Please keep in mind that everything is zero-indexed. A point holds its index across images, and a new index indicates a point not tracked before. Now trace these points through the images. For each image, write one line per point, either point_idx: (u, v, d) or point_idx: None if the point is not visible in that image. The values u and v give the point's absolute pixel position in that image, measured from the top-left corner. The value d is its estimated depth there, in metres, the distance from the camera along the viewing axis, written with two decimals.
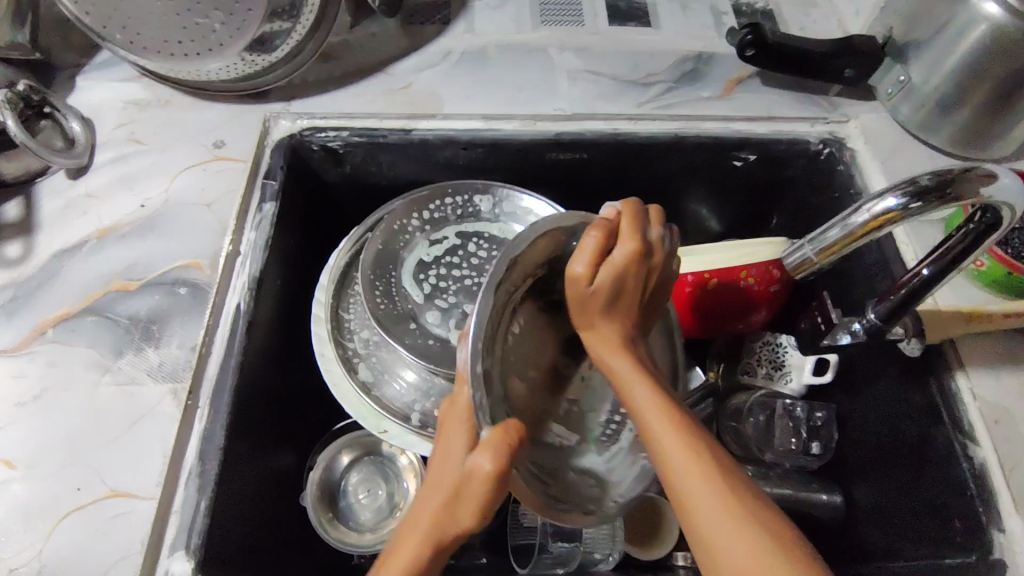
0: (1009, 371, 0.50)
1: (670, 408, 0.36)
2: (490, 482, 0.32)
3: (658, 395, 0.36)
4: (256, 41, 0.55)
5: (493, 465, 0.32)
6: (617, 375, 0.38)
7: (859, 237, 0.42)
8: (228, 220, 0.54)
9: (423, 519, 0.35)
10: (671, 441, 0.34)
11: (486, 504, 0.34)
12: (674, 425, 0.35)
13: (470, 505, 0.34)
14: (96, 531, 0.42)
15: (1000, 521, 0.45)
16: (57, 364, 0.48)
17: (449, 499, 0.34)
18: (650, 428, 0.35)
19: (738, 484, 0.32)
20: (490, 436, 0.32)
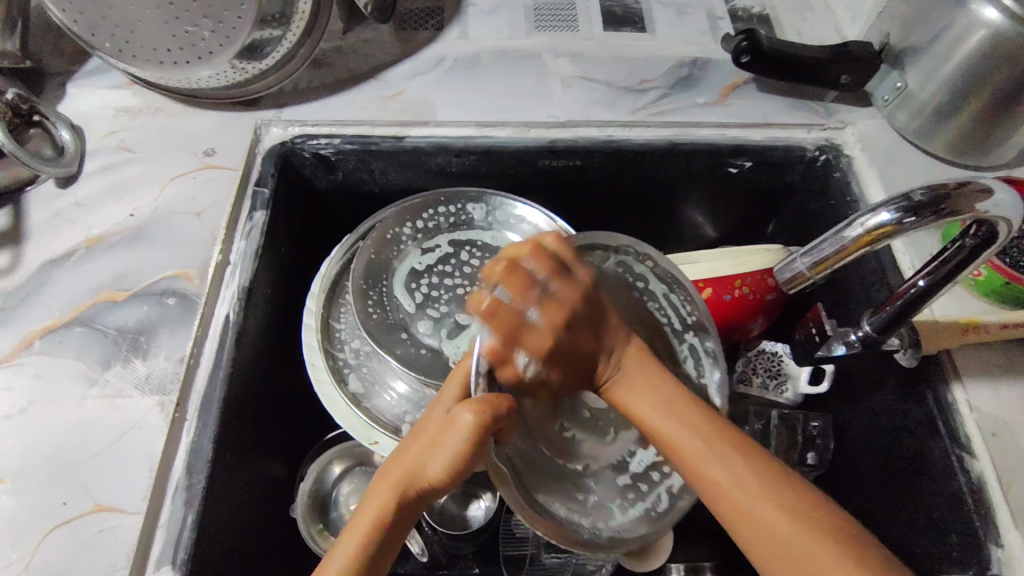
0: (1006, 383, 0.49)
1: (693, 422, 0.39)
2: (462, 444, 0.36)
3: (687, 423, 0.39)
4: (247, 49, 0.55)
5: (468, 426, 0.36)
6: (646, 416, 0.41)
7: (851, 252, 0.41)
8: (218, 229, 0.54)
9: (404, 463, 0.39)
10: (717, 466, 0.36)
11: (458, 470, 0.37)
12: (712, 441, 0.37)
13: (439, 462, 0.37)
14: (81, 547, 0.42)
15: (997, 536, 0.44)
16: (44, 376, 0.48)
17: (430, 450, 0.38)
18: (681, 447, 0.38)
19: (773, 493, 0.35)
20: (479, 399, 0.36)
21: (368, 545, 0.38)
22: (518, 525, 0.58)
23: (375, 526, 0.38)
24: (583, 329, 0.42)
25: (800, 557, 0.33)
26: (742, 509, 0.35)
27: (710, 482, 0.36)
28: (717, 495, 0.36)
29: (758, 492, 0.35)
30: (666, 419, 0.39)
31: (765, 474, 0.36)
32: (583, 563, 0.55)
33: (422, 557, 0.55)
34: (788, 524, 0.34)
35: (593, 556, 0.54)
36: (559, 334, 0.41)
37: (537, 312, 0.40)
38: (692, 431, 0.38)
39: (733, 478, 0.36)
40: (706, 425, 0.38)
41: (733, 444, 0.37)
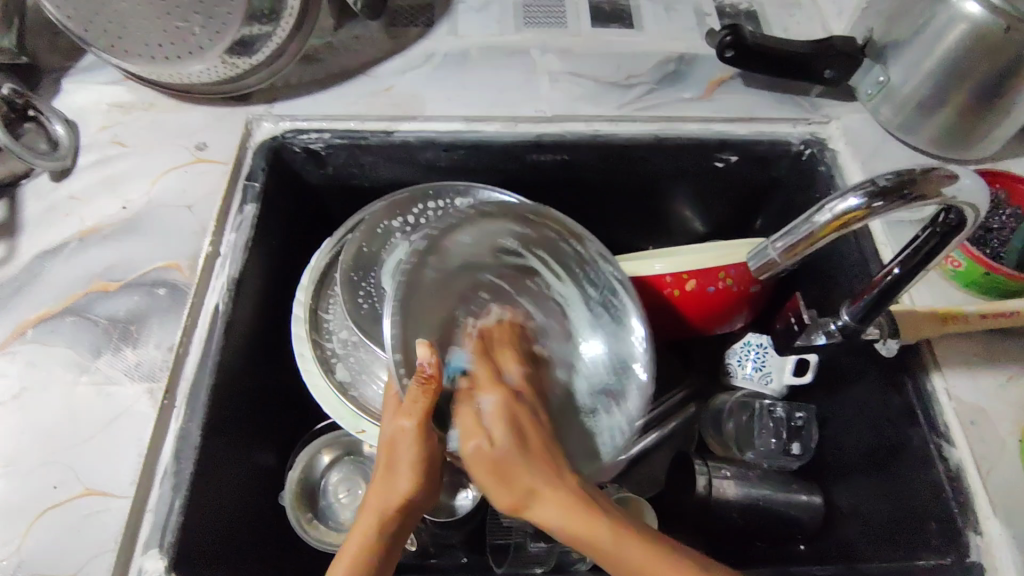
0: (985, 371, 0.49)
1: (588, 510, 0.37)
2: (415, 441, 0.42)
3: (576, 504, 0.37)
4: (238, 44, 0.56)
5: (414, 426, 0.42)
6: (528, 509, 0.38)
7: (821, 237, 0.43)
8: (209, 221, 0.55)
9: (378, 493, 0.42)
10: (628, 556, 0.35)
11: (426, 468, 0.42)
12: (600, 527, 0.36)
13: (409, 468, 0.42)
14: (71, 529, 0.42)
15: (976, 523, 0.45)
16: (37, 364, 0.49)
17: (397, 467, 0.42)
18: (581, 532, 0.36)
19: (689, 568, 0.34)
20: (409, 402, 0.42)
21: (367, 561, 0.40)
22: (505, 515, 0.57)
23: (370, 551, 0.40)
24: (491, 456, 0.39)
25: None
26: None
27: (650, 571, 0.34)
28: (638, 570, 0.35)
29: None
30: (557, 511, 0.37)
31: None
32: (567, 550, 0.54)
33: (411, 546, 0.57)
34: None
35: (577, 543, 0.54)
36: (500, 434, 0.41)
37: (487, 406, 0.43)
38: (579, 522, 0.36)
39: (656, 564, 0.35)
40: (609, 523, 0.36)
41: (627, 537, 0.35)
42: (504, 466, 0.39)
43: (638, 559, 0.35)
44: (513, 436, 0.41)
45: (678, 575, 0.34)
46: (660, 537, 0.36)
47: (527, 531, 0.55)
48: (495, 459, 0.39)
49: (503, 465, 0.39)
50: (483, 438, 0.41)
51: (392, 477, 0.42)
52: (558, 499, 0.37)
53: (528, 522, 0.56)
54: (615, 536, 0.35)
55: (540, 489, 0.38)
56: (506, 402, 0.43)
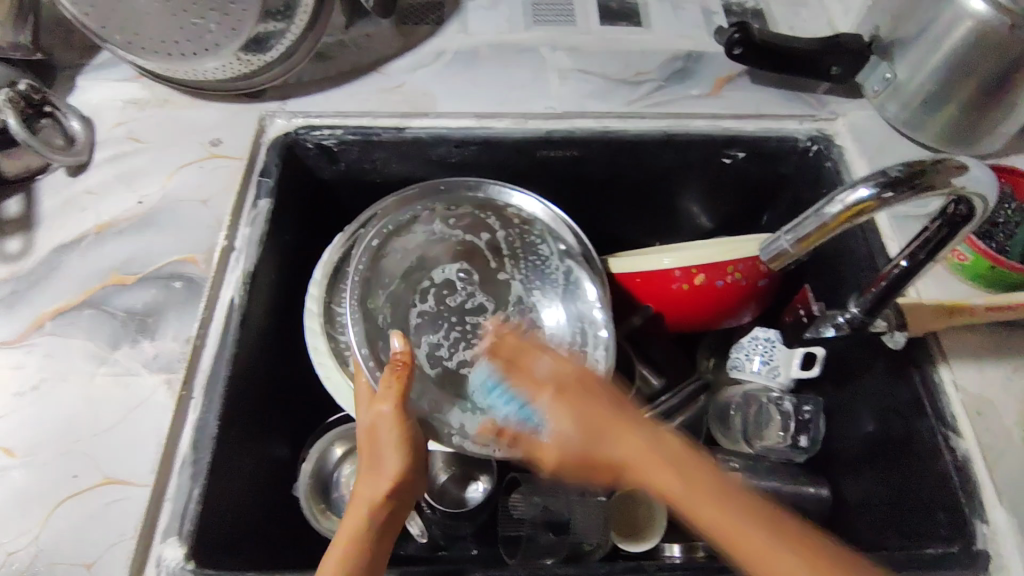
0: (991, 363, 0.50)
1: (675, 476, 0.38)
2: (394, 423, 0.45)
3: (671, 470, 0.38)
4: (252, 41, 0.57)
5: (393, 409, 0.45)
6: (637, 468, 0.40)
7: (832, 228, 0.43)
8: (224, 216, 0.56)
9: (366, 484, 0.44)
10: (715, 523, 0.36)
11: (410, 447, 0.45)
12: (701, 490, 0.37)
13: (392, 449, 0.44)
14: (91, 517, 0.43)
15: (983, 512, 0.45)
16: (56, 355, 0.49)
17: (385, 449, 0.44)
18: (688, 509, 0.36)
19: (785, 535, 0.34)
20: (385, 391, 0.46)
21: (355, 543, 0.41)
22: (518, 506, 0.58)
23: (359, 532, 0.42)
24: (603, 417, 0.43)
25: None
26: (757, 544, 0.34)
27: (747, 541, 0.34)
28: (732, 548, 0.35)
29: (760, 530, 0.34)
30: (667, 480, 0.38)
31: (755, 525, 0.35)
32: (580, 541, 0.56)
33: (422, 538, 0.57)
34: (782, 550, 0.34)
35: (590, 534, 0.56)
36: (570, 428, 0.44)
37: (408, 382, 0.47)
38: (679, 472, 0.38)
39: (716, 513, 0.36)
40: (682, 468, 0.38)
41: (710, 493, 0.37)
42: (590, 426, 0.43)
43: (734, 529, 0.35)
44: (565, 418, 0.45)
45: (781, 528, 0.34)
46: (757, 508, 0.36)
47: (541, 522, 0.57)
48: (601, 433, 0.42)
49: (585, 449, 0.43)
50: (565, 425, 0.44)
51: (380, 457, 0.44)
52: (659, 470, 0.39)
53: (542, 513, 0.58)
54: (711, 493, 0.37)
55: (635, 460, 0.40)
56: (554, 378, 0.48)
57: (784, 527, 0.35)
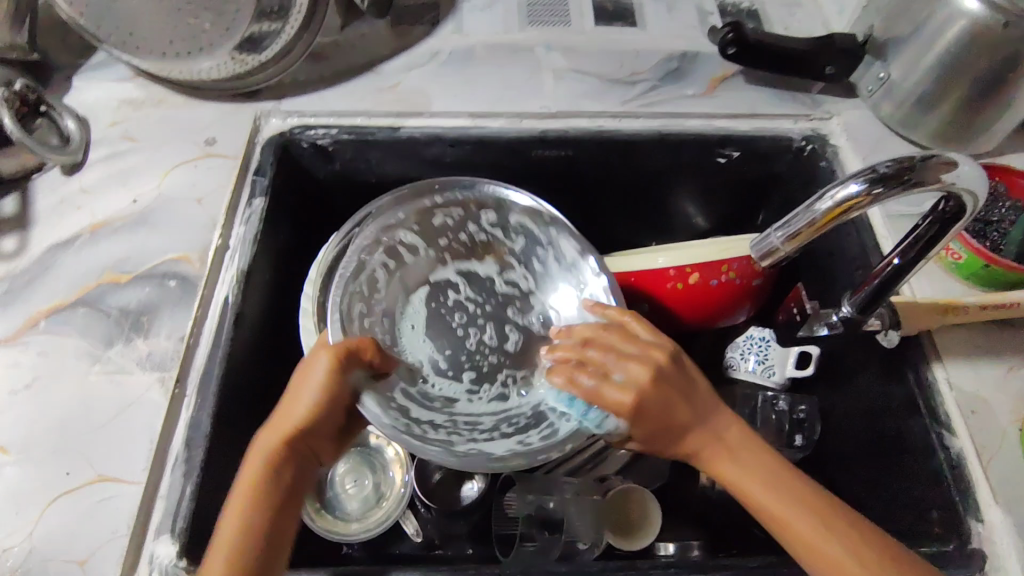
0: (985, 362, 0.50)
1: (798, 506, 0.41)
2: (304, 371, 0.45)
3: (783, 486, 0.42)
4: (248, 39, 0.57)
5: (325, 365, 0.45)
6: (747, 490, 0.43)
7: (823, 224, 0.43)
8: (219, 215, 0.56)
9: (262, 440, 0.43)
10: (802, 523, 0.40)
11: (319, 401, 0.44)
12: (762, 480, 0.42)
13: (305, 397, 0.44)
14: (83, 515, 0.43)
15: (977, 511, 0.45)
16: (50, 354, 0.49)
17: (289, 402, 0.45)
18: (790, 522, 0.40)
19: (824, 518, 0.40)
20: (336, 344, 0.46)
21: (246, 514, 0.40)
22: (510, 505, 0.57)
23: (253, 510, 0.40)
24: (682, 408, 0.44)
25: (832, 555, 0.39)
26: (790, 526, 0.40)
27: (797, 531, 0.40)
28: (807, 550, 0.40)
29: (812, 522, 0.40)
30: (761, 491, 0.42)
31: (802, 510, 0.41)
32: (573, 540, 0.55)
33: (417, 537, 0.58)
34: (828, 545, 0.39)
35: (582, 533, 0.55)
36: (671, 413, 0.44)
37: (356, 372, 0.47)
38: (756, 484, 0.42)
39: (769, 495, 0.42)
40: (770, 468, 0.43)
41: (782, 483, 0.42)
42: (659, 422, 0.44)
43: (823, 543, 0.39)
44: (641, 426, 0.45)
45: (828, 517, 0.40)
46: (811, 497, 0.41)
47: (533, 521, 0.56)
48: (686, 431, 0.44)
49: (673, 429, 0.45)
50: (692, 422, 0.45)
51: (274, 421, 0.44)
52: (753, 479, 0.42)
53: (535, 513, 0.56)
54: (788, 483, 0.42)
55: (716, 451, 0.44)
56: (644, 391, 0.44)
57: (842, 521, 0.40)
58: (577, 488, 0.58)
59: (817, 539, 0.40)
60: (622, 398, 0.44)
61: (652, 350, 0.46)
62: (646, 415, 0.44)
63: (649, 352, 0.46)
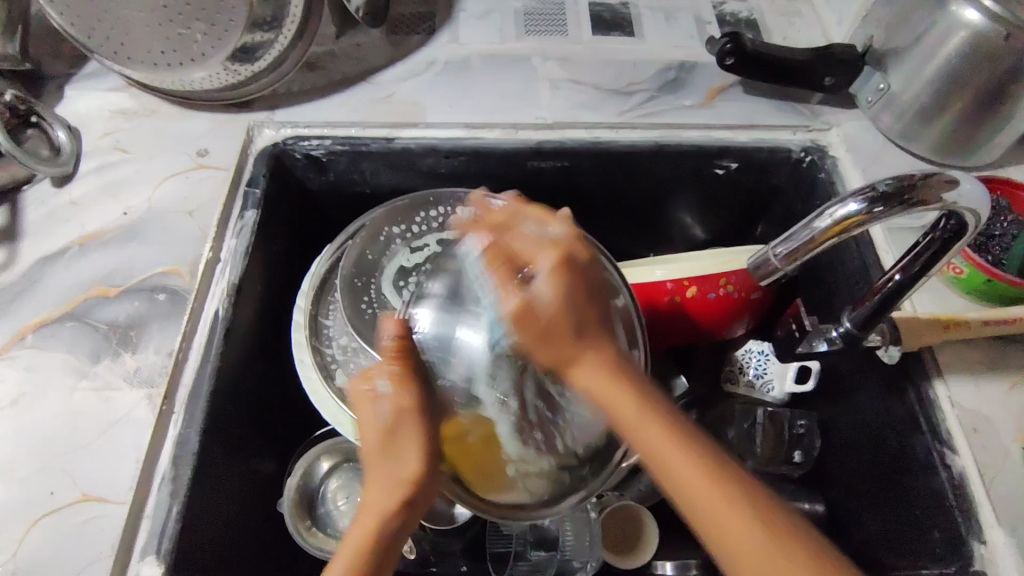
0: (988, 379, 0.49)
1: (690, 459, 0.32)
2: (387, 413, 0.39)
3: (673, 439, 0.33)
4: (239, 51, 0.56)
5: (409, 404, 0.39)
6: (629, 424, 0.34)
7: (822, 242, 0.42)
8: (210, 227, 0.55)
9: (373, 491, 0.38)
10: (739, 516, 0.31)
11: (425, 457, 0.39)
12: (678, 445, 0.33)
13: (413, 450, 0.39)
14: (67, 536, 0.42)
15: (980, 532, 0.44)
16: (36, 369, 0.49)
17: (398, 454, 0.39)
18: (670, 468, 0.32)
19: (719, 476, 0.32)
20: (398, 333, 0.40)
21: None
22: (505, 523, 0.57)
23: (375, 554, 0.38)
24: (566, 325, 0.36)
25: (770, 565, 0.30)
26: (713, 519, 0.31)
27: (692, 495, 0.32)
28: (707, 522, 0.31)
29: (707, 481, 0.32)
30: (652, 437, 0.33)
31: (723, 484, 0.31)
32: (568, 559, 0.56)
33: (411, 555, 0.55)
34: (771, 549, 0.30)
35: (577, 553, 0.55)
36: (564, 291, 0.37)
37: (543, 278, 0.37)
38: (669, 464, 0.32)
39: (667, 446, 0.33)
40: (675, 433, 0.33)
41: (701, 460, 0.32)
42: (549, 334, 0.36)
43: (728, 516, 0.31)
44: (584, 341, 0.36)
45: (747, 495, 0.31)
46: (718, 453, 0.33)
47: (529, 539, 0.57)
48: (568, 308, 0.37)
49: (558, 324, 0.36)
50: (595, 372, 0.36)
51: (383, 477, 0.38)
52: (653, 415, 0.34)
53: (530, 530, 0.57)
54: (706, 468, 0.32)
55: (586, 353, 0.36)
56: (557, 294, 0.37)
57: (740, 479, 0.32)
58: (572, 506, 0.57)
59: (711, 506, 0.31)
60: (540, 299, 0.37)
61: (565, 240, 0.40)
62: (532, 307, 0.37)
63: (562, 251, 0.39)
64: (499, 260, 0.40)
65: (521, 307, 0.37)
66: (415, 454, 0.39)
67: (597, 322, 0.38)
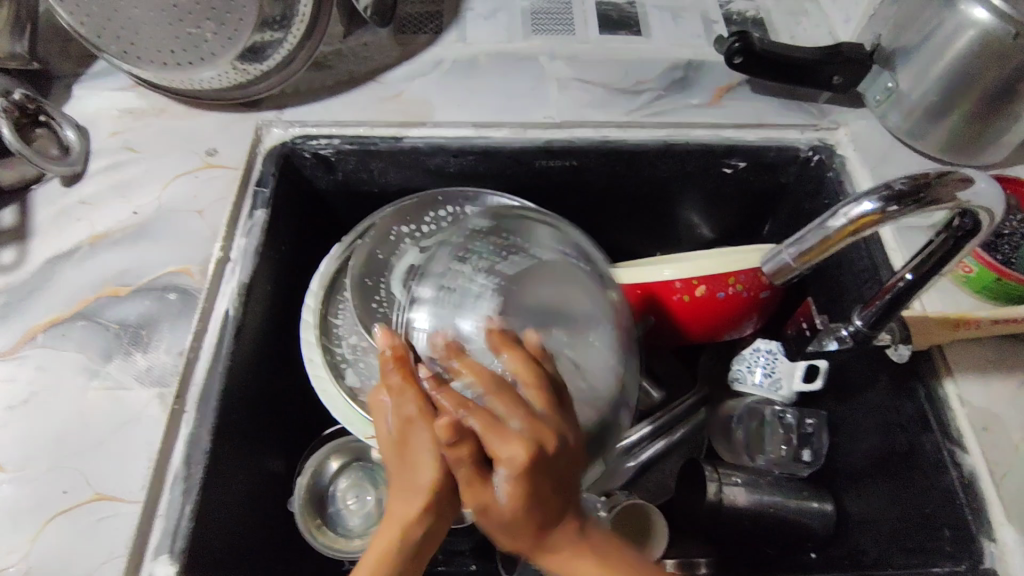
0: (998, 378, 0.49)
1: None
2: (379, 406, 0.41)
3: (588, 549, 0.35)
4: (248, 50, 0.56)
5: (419, 409, 0.37)
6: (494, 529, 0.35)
7: (836, 241, 0.43)
8: (220, 226, 0.55)
9: (399, 501, 0.37)
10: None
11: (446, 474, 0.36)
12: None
13: (428, 459, 0.37)
14: (81, 535, 0.42)
15: (990, 530, 0.44)
16: (47, 368, 0.49)
17: (414, 460, 0.37)
18: (552, 553, 0.35)
19: (615, 561, 0.35)
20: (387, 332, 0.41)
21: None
22: None
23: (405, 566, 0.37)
24: (474, 481, 0.34)
25: None
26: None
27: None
28: None
29: (631, 571, 0.35)
30: (563, 543, 0.35)
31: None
32: None
33: None
34: None
35: None
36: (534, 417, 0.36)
37: (520, 421, 0.35)
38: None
39: (579, 554, 0.35)
40: (610, 566, 0.35)
41: (637, 573, 0.35)
42: (473, 481, 0.35)
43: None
44: (496, 471, 0.34)
45: (644, 570, 0.36)
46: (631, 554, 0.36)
47: None
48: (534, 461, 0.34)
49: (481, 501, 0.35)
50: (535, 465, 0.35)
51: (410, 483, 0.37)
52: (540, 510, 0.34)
53: None
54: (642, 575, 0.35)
55: (545, 529, 0.35)
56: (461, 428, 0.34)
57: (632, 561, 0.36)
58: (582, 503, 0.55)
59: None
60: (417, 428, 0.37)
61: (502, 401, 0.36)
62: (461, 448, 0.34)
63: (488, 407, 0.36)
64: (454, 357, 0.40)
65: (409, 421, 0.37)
66: (420, 440, 0.37)
67: (529, 477, 0.34)
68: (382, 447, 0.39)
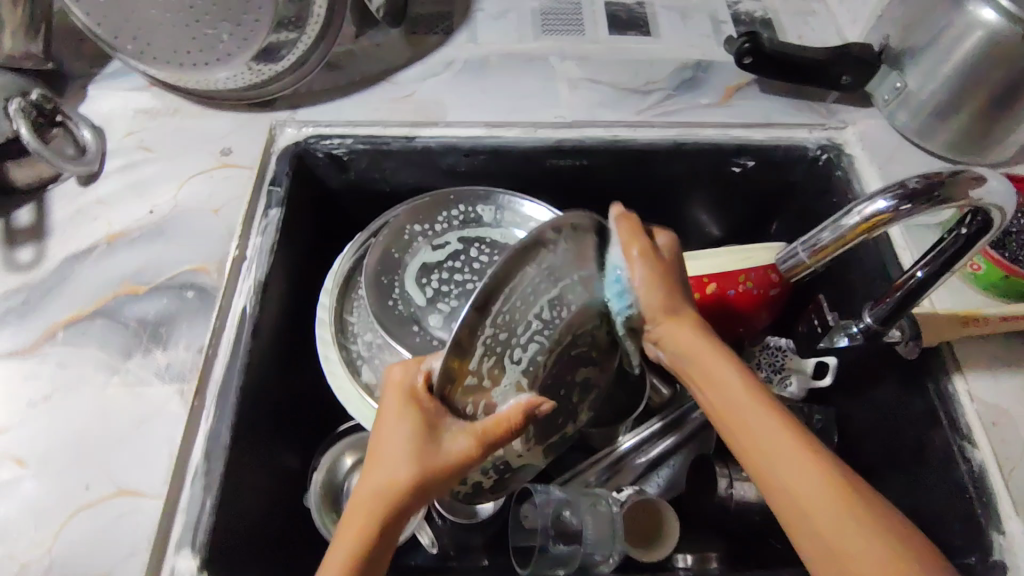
0: (1006, 374, 0.50)
1: (784, 427, 0.37)
2: (406, 405, 0.37)
3: (755, 395, 0.39)
4: (263, 51, 0.57)
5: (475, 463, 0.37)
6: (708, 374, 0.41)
7: (850, 239, 0.45)
8: (236, 225, 0.55)
9: (387, 480, 0.36)
10: (777, 430, 0.37)
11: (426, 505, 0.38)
12: (760, 402, 0.39)
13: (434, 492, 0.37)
14: (104, 529, 0.43)
15: (1000, 524, 0.45)
16: (68, 366, 0.49)
17: (428, 484, 0.36)
18: (718, 387, 0.41)
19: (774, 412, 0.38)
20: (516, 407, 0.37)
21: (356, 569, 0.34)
22: (527, 517, 0.57)
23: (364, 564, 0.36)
24: (664, 296, 0.43)
25: (810, 497, 0.34)
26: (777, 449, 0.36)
27: (754, 430, 0.38)
28: (781, 486, 0.36)
29: (778, 426, 0.37)
30: (730, 382, 0.40)
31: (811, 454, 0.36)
32: (591, 552, 0.55)
33: (433, 548, 0.58)
34: (822, 483, 0.34)
35: (599, 545, 0.55)
36: (659, 271, 0.43)
37: (630, 259, 0.43)
38: (748, 408, 0.39)
39: (743, 389, 0.40)
40: (751, 388, 0.40)
41: (782, 414, 0.38)
42: (658, 280, 0.43)
43: (772, 438, 0.37)
44: (659, 299, 0.43)
45: (807, 443, 0.36)
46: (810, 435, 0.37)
47: (551, 533, 0.55)
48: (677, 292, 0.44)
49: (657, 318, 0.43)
50: (682, 333, 0.43)
51: (413, 497, 0.36)
52: (736, 377, 0.40)
53: (552, 523, 0.56)
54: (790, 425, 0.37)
55: (680, 313, 0.44)
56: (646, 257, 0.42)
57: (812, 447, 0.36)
58: (594, 499, 0.57)
59: (761, 433, 0.37)
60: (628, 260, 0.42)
61: (653, 253, 0.43)
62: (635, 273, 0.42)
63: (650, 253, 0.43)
64: (634, 244, 0.43)
65: (625, 259, 0.43)
66: (432, 480, 0.36)
67: (676, 296, 0.44)
68: (409, 442, 0.36)
